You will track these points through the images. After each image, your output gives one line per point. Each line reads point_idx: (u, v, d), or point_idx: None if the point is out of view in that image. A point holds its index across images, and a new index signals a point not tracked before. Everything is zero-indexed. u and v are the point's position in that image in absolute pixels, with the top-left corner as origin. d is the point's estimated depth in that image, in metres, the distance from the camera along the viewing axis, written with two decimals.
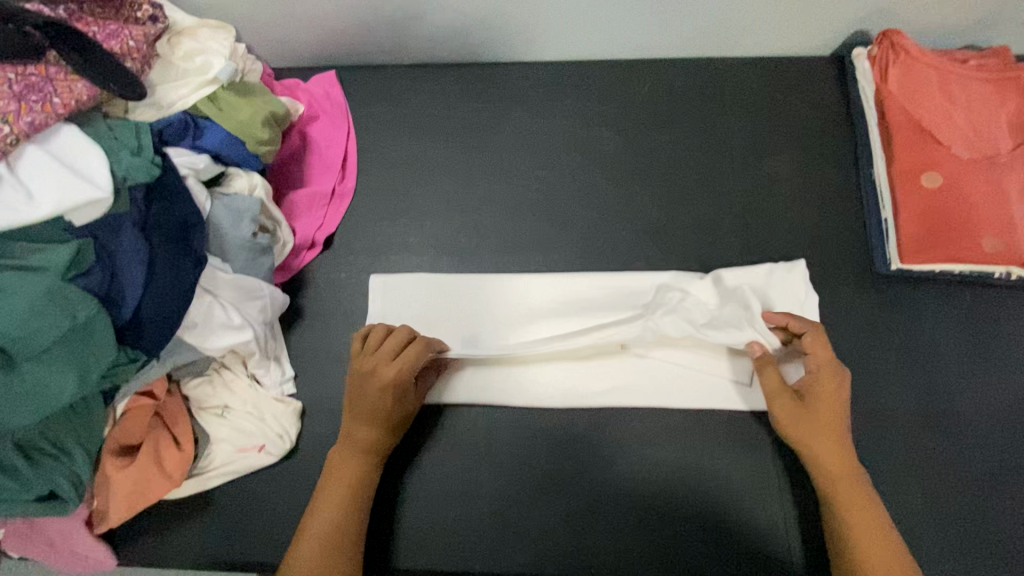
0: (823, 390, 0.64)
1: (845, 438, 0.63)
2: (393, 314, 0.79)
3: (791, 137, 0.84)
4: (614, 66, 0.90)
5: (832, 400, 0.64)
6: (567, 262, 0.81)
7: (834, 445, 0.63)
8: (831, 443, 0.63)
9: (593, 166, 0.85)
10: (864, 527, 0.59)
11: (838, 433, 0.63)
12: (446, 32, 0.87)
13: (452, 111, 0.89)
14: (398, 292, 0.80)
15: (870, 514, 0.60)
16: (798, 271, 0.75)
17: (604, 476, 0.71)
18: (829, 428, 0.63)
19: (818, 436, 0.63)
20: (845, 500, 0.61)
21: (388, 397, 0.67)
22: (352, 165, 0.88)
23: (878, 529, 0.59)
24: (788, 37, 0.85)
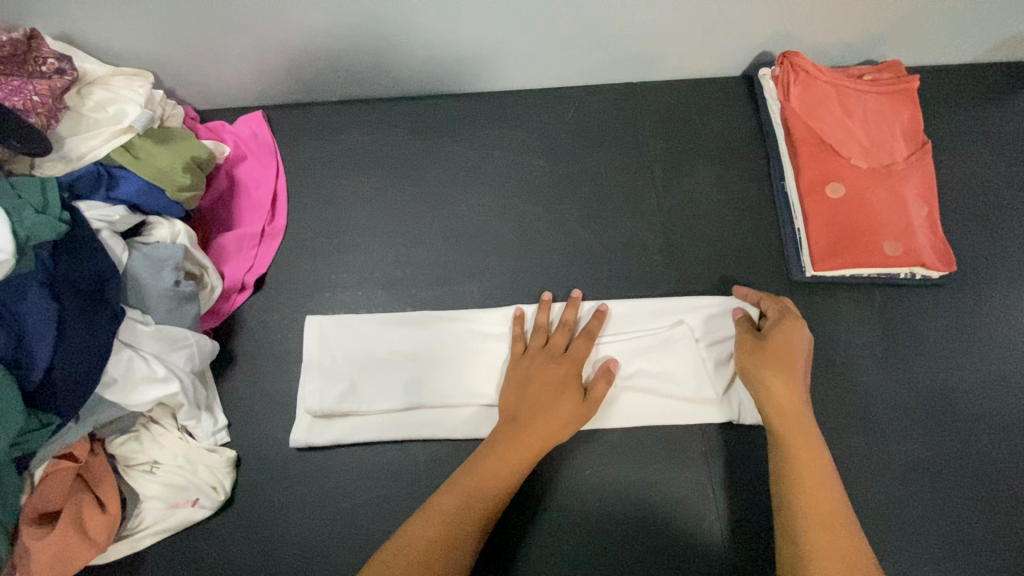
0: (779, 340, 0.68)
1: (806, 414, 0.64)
2: (328, 352, 0.78)
3: (709, 155, 0.88)
4: (540, 95, 0.93)
5: (790, 349, 0.68)
6: (503, 288, 0.82)
7: (788, 392, 0.65)
8: (786, 386, 0.65)
9: (526, 193, 0.87)
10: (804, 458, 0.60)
11: (790, 374, 0.66)
12: (373, 67, 0.88)
13: (383, 145, 0.90)
14: (332, 328, 0.80)
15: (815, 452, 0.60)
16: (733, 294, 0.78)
17: (546, 498, 0.72)
18: (780, 374, 0.66)
19: (767, 379, 0.66)
20: (785, 438, 0.62)
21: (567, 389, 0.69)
22: (283, 204, 0.88)
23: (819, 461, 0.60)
24: (699, 61, 0.90)
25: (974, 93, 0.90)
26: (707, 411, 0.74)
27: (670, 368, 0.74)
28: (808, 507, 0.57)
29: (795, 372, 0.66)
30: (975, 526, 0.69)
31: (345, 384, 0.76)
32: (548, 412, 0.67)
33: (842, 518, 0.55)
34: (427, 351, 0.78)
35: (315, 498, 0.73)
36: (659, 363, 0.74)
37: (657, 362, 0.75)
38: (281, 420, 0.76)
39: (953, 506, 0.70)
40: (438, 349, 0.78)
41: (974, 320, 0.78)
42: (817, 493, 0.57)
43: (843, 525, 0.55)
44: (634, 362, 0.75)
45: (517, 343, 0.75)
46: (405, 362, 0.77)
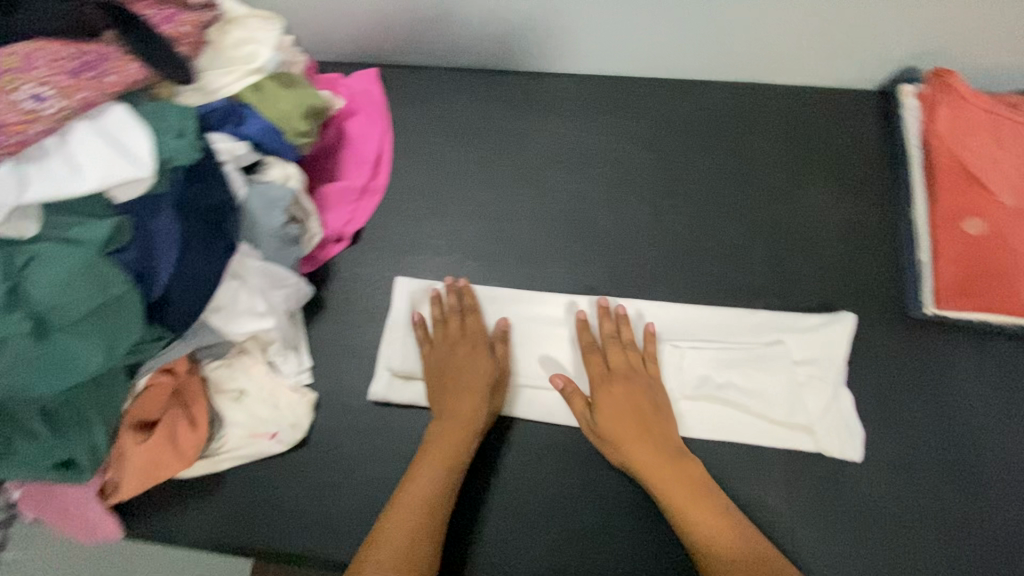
0: (616, 393, 0.70)
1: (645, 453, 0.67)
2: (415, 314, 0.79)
3: (831, 170, 0.82)
4: (655, 84, 0.89)
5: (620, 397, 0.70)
6: (592, 278, 0.80)
7: (648, 450, 0.67)
8: (643, 442, 0.67)
9: (627, 184, 0.84)
10: (692, 499, 0.64)
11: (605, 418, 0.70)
12: (492, 37, 0.87)
13: (489, 117, 0.90)
14: (422, 291, 0.81)
15: (697, 494, 0.64)
16: (845, 321, 0.73)
17: (610, 496, 0.71)
18: (632, 434, 0.68)
19: (631, 443, 0.67)
20: (664, 483, 0.65)
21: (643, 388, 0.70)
22: (386, 164, 0.89)
23: (711, 506, 0.63)
24: (834, 69, 0.84)
25: None
26: (799, 438, 0.70)
27: (766, 386, 0.71)
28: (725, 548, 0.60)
29: (649, 423, 0.68)
30: None
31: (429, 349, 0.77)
32: (624, 410, 0.69)
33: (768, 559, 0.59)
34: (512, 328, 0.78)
35: (383, 453, 0.74)
36: (752, 380, 0.71)
37: (751, 378, 0.71)
38: (360, 373, 0.78)
39: None
40: (522, 327, 0.78)
41: None
42: (715, 530, 0.61)
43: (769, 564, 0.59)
44: (724, 373, 0.72)
45: (584, 331, 0.75)
46: (487, 336, 0.77)
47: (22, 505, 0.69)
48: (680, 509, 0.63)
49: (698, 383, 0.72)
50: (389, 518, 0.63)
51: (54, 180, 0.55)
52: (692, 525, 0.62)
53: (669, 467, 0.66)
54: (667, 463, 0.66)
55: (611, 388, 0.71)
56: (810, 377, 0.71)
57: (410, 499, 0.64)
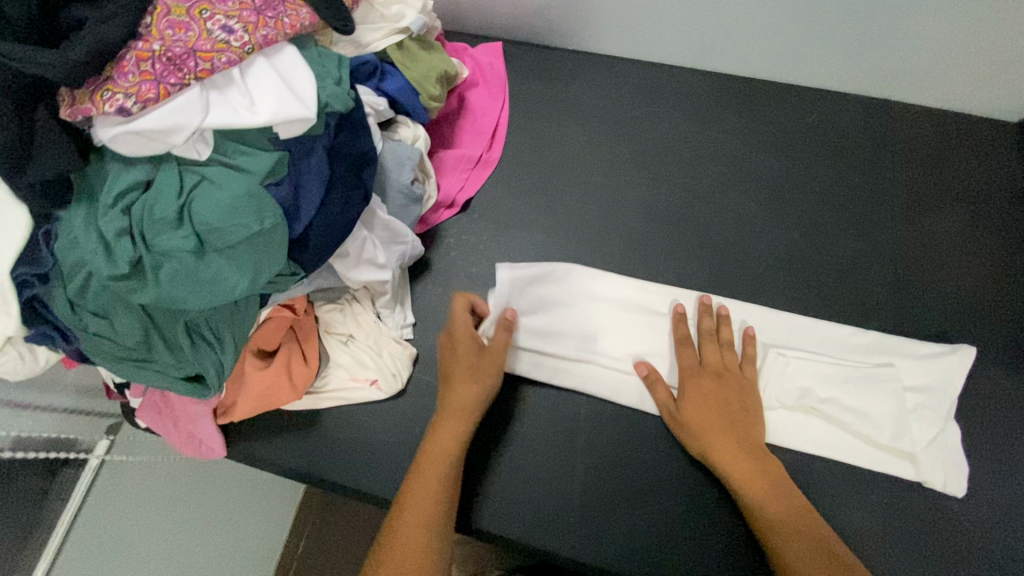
0: (704, 386, 0.70)
1: (712, 435, 0.67)
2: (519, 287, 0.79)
3: (960, 199, 0.80)
4: (780, 90, 0.88)
5: (707, 394, 0.69)
6: (697, 274, 0.80)
7: (729, 443, 0.67)
8: (726, 435, 0.67)
9: (742, 185, 0.84)
10: (768, 494, 0.64)
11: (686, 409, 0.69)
12: (624, 25, 0.88)
13: (608, 103, 0.91)
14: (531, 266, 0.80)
15: (775, 491, 0.64)
16: (961, 353, 0.71)
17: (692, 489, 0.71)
18: (714, 427, 0.67)
19: (714, 434, 0.67)
20: (742, 473, 0.65)
21: (732, 388, 0.70)
22: (502, 137, 0.90)
23: (780, 491, 0.64)
24: (977, 96, 0.82)
25: None
26: (900, 465, 0.69)
27: (873, 409, 0.69)
28: (789, 531, 0.61)
29: (733, 418, 0.68)
30: None
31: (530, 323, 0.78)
32: (712, 405, 0.69)
33: (834, 552, 0.59)
34: (608, 316, 0.78)
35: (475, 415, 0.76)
36: (855, 399, 0.70)
37: (854, 398, 0.70)
38: None
39: None
40: (619, 315, 0.78)
41: None
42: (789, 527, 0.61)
43: (835, 555, 0.59)
44: (829, 389, 0.70)
45: (680, 325, 0.75)
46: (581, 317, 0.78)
47: (139, 414, 0.73)
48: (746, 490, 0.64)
49: (800, 395, 0.71)
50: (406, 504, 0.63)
51: (233, 111, 0.58)
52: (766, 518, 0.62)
53: (750, 461, 0.65)
54: (741, 443, 0.67)
55: (699, 382, 0.70)
56: (918, 406, 0.70)
57: (416, 491, 0.63)
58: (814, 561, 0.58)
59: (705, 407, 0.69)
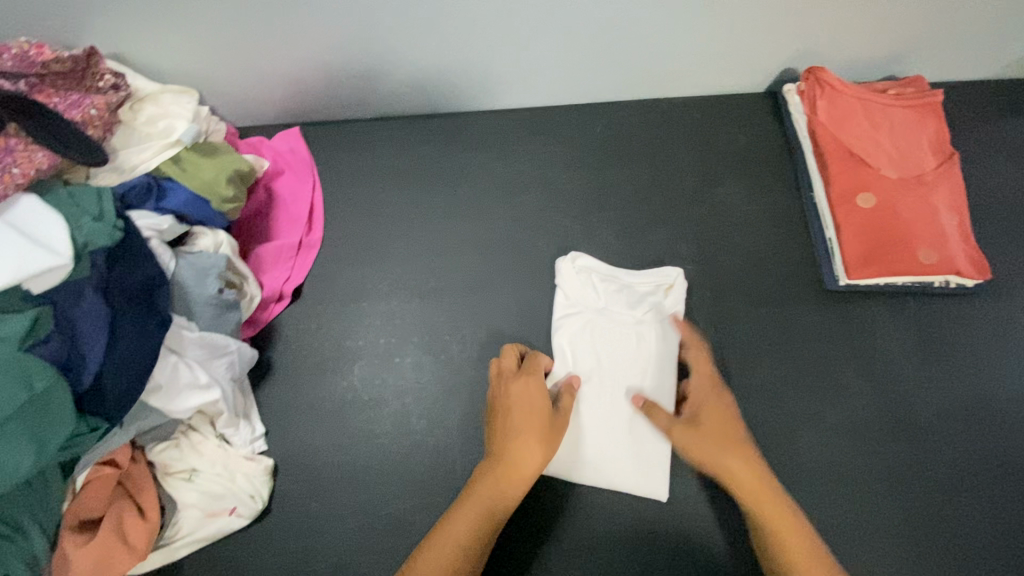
0: (715, 425, 0.67)
1: (778, 490, 0.63)
2: (562, 328, 0.79)
3: (736, 166, 0.89)
4: (570, 111, 0.95)
5: (724, 422, 0.67)
6: (537, 298, 0.83)
7: (765, 490, 0.62)
8: (760, 485, 0.62)
9: (559, 205, 0.88)
10: (788, 543, 0.59)
11: (722, 441, 0.65)
12: (410, 88, 0.91)
13: (417, 160, 0.93)
14: (613, 289, 0.80)
15: (796, 526, 0.60)
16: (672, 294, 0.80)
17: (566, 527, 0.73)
18: (754, 480, 0.63)
19: (716, 443, 0.65)
20: (764, 507, 0.61)
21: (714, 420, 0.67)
22: (319, 216, 0.90)
23: (801, 548, 0.59)
24: (727, 79, 0.93)
25: (993, 110, 0.93)
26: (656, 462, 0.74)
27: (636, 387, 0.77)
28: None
29: (735, 437, 0.66)
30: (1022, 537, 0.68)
31: (567, 332, 0.79)
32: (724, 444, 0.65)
33: None
34: (637, 359, 0.78)
35: (356, 508, 0.72)
36: (606, 381, 0.77)
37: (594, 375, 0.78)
38: (319, 428, 0.76)
39: (1005, 520, 0.69)
40: (644, 358, 0.78)
41: (1014, 329, 0.78)
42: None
43: None
44: (597, 376, 0.78)
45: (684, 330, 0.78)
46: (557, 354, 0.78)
47: None
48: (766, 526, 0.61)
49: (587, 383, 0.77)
50: (445, 529, 0.59)
51: None
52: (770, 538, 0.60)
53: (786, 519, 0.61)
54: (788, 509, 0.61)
55: (710, 425, 0.67)
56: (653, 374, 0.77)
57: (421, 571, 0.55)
58: None
59: (755, 468, 0.63)
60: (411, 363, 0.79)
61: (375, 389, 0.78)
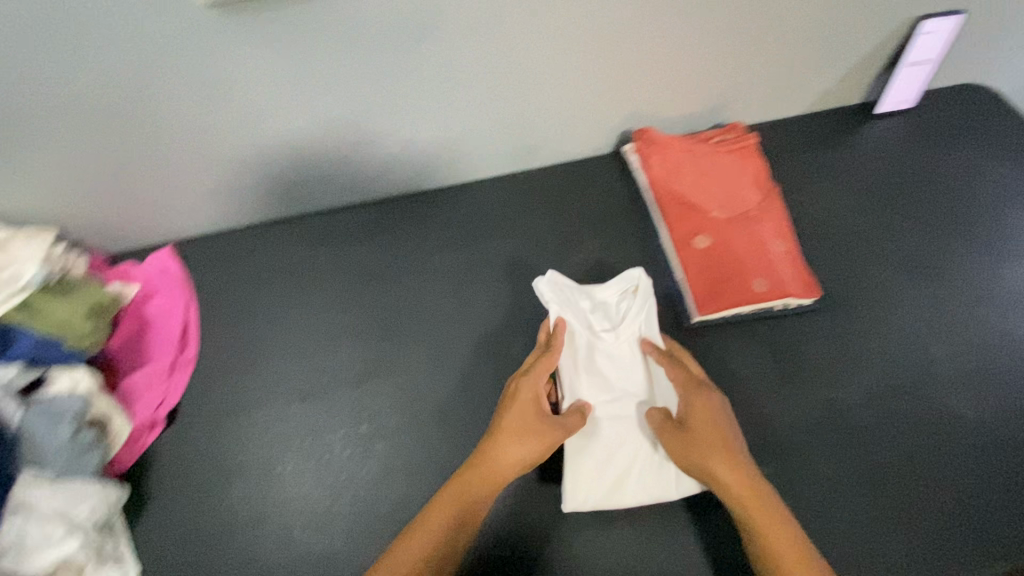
0: (704, 424, 0.73)
1: (765, 488, 0.69)
2: (565, 358, 0.80)
3: (591, 225, 0.97)
4: (435, 193, 1.01)
5: (707, 420, 0.73)
6: (417, 379, 0.84)
7: (757, 488, 0.68)
8: (750, 484, 0.69)
9: (433, 286, 0.92)
10: (772, 535, 0.66)
11: (716, 446, 0.71)
12: (276, 196, 0.95)
13: (290, 261, 0.95)
14: (586, 306, 0.84)
15: (777, 521, 0.66)
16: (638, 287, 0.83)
17: None
18: (747, 480, 0.69)
19: (706, 455, 0.71)
20: (753, 506, 0.68)
21: (707, 425, 0.73)
22: (194, 333, 0.89)
23: (787, 541, 0.65)
24: (572, 146, 1.01)
25: (806, 142, 1.05)
26: None
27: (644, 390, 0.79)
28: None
29: (726, 440, 0.72)
30: (886, 533, 0.73)
31: (566, 359, 0.80)
32: (710, 444, 0.71)
33: None
34: (633, 362, 0.81)
35: None
36: (620, 393, 0.79)
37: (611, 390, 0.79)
38: (199, 557, 0.73)
39: (863, 520, 0.74)
40: (640, 359, 0.81)
41: (852, 336, 0.86)
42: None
43: None
44: (612, 391, 0.79)
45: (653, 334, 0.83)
46: (569, 381, 0.79)
47: None
48: (751, 523, 0.67)
49: (611, 399, 0.79)
50: (414, 532, 0.68)
51: None
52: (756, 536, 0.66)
53: (772, 515, 0.67)
54: (772, 506, 0.67)
55: (698, 431, 0.72)
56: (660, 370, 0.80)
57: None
58: None
59: (747, 467, 0.70)
60: (294, 468, 0.78)
61: (258, 502, 0.76)
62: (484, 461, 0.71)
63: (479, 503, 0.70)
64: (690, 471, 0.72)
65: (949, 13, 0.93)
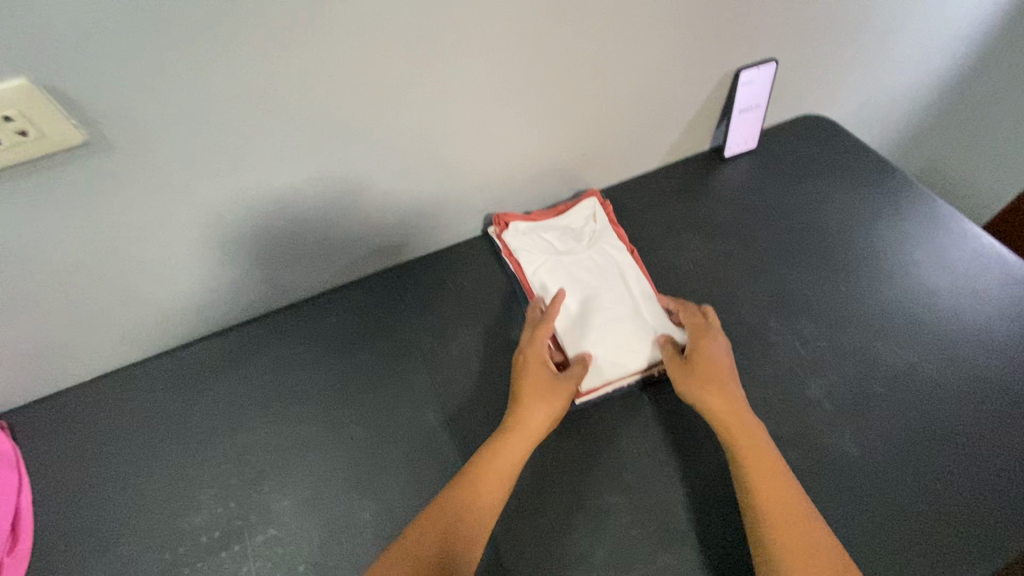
0: (703, 360, 0.78)
1: (756, 425, 0.73)
2: (561, 265, 0.91)
3: (466, 314, 0.94)
4: (302, 307, 0.95)
5: (705, 355, 0.78)
6: (293, 524, 0.76)
7: (749, 432, 0.72)
8: (742, 426, 0.72)
9: (303, 412, 0.85)
10: (763, 477, 0.68)
11: (719, 380, 0.76)
12: (119, 343, 0.87)
13: (143, 410, 0.86)
14: (552, 235, 0.95)
15: (773, 466, 0.69)
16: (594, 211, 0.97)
17: None
18: (740, 418, 0.73)
19: (703, 386, 0.75)
20: (752, 449, 0.70)
21: (705, 357, 0.78)
22: (28, 518, 0.78)
23: (781, 486, 0.67)
24: (439, 236, 1.00)
25: (664, 195, 1.08)
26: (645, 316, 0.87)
27: (613, 286, 0.89)
28: (774, 519, 0.64)
29: (721, 377, 0.76)
30: None
31: (549, 286, 0.89)
32: (711, 370, 0.77)
33: (805, 526, 0.64)
34: (604, 266, 0.91)
35: None
36: (597, 293, 0.88)
37: (594, 286, 0.89)
38: None
39: None
40: (609, 261, 0.92)
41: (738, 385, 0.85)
42: (790, 520, 0.64)
43: (808, 526, 0.64)
44: (589, 297, 0.88)
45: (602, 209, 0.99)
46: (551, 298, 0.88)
47: None
48: (744, 464, 0.69)
49: (589, 299, 0.88)
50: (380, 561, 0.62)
51: None
52: (750, 477, 0.68)
53: (766, 460, 0.69)
54: (766, 447, 0.71)
55: (694, 366, 0.78)
56: (616, 265, 0.92)
57: None
58: (792, 540, 0.63)
59: (738, 401, 0.74)
60: None
61: None
62: (513, 433, 0.73)
63: (481, 495, 0.68)
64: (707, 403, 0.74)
65: (764, 63, 1.00)
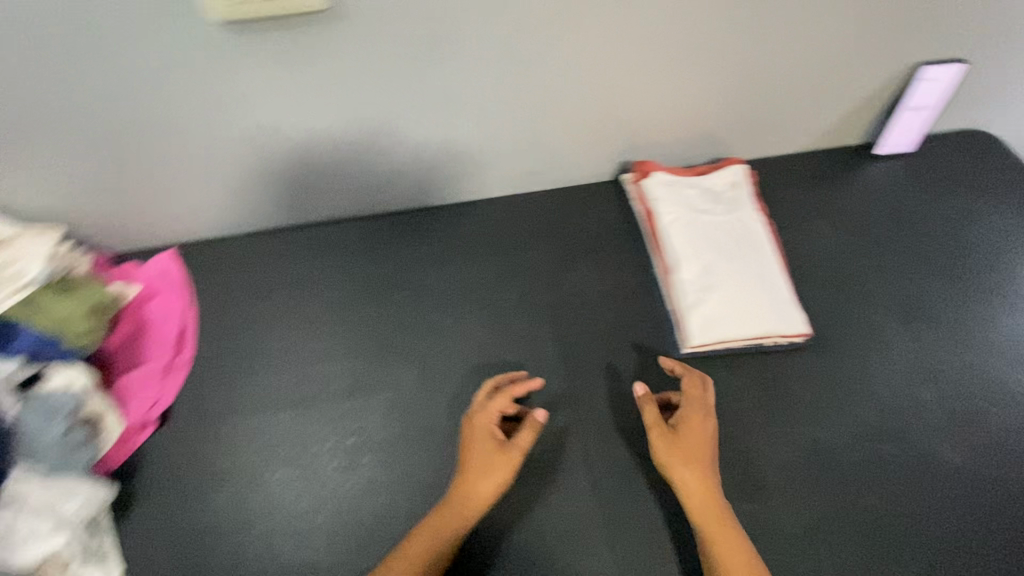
0: (686, 438, 0.76)
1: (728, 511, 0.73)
2: (697, 223, 0.93)
3: (590, 251, 0.98)
4: (438, 210, 1.01)
5: (686, 432, 0.76)
6: (408, 395, 0.85)
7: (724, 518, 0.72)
8: (720, 510, 0.72)
9: (428, 303, 0.93)
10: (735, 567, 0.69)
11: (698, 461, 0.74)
12: (279, 205, 0.96)
13: (291, 269, 0.96)
14: (693, 193, 0.96)
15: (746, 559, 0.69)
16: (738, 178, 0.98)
17: None
18: (718, 503, 0.73)
19: (688, 463, 0.74)
20: (725, 537, 0.70)
21: (683, 435, 0.76)
22: (190, 336, 0.90)
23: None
24: (577, 171, 1.02)
25: (807, 180, 1.06)
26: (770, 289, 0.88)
27: (745, 253, 0.91)
28: None
29: (700, 458, 0.75)
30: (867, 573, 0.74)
31: (681, 241, 0.92)
32: (695, 450, 0.75)
33: None
34: (739, 233, 0.92)
35: None
36: (728, 256, 0.90)
37: (726, 249, 0.91)
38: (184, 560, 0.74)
39: (848, 561, 0.74)
40: (745, 229, 0.93)
41: (846, 376, 0.86)
42: None
43: None
44: (718, 258, 0.90)
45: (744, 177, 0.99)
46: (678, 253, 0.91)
47: None
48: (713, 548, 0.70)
49: (718, 261, 0.90)
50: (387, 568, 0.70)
51: None
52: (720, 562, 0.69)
53: (739, 548, 0.70)
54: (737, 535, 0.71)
55: (680, 439, 0.76)
56: (752, 234, 0.93)
57: None
58: None
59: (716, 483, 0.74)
60: (281, 477, 0.79)
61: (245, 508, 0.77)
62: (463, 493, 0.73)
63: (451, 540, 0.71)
64: (681, 482, 0.74)
65: (953, 61, 0.95)
